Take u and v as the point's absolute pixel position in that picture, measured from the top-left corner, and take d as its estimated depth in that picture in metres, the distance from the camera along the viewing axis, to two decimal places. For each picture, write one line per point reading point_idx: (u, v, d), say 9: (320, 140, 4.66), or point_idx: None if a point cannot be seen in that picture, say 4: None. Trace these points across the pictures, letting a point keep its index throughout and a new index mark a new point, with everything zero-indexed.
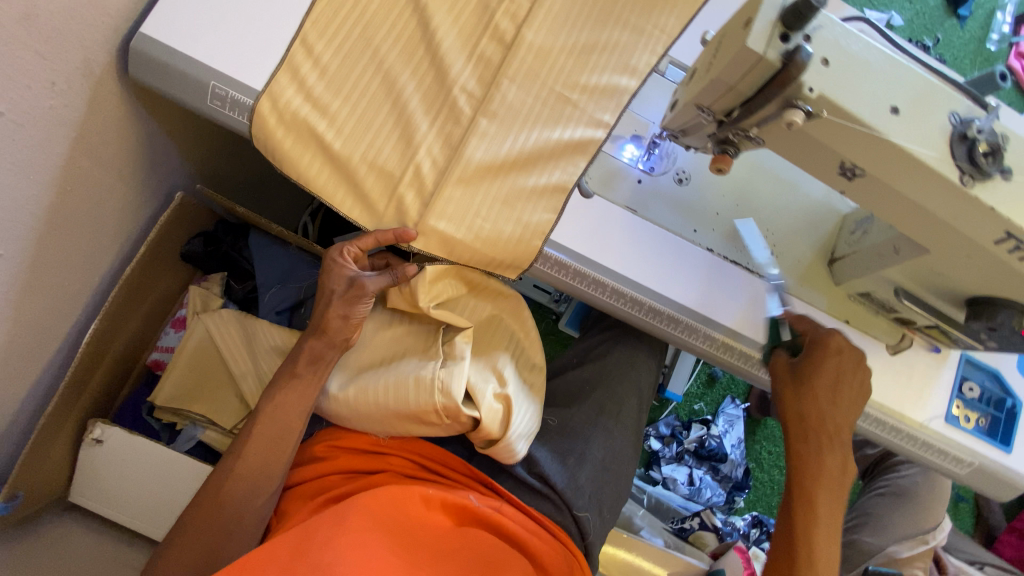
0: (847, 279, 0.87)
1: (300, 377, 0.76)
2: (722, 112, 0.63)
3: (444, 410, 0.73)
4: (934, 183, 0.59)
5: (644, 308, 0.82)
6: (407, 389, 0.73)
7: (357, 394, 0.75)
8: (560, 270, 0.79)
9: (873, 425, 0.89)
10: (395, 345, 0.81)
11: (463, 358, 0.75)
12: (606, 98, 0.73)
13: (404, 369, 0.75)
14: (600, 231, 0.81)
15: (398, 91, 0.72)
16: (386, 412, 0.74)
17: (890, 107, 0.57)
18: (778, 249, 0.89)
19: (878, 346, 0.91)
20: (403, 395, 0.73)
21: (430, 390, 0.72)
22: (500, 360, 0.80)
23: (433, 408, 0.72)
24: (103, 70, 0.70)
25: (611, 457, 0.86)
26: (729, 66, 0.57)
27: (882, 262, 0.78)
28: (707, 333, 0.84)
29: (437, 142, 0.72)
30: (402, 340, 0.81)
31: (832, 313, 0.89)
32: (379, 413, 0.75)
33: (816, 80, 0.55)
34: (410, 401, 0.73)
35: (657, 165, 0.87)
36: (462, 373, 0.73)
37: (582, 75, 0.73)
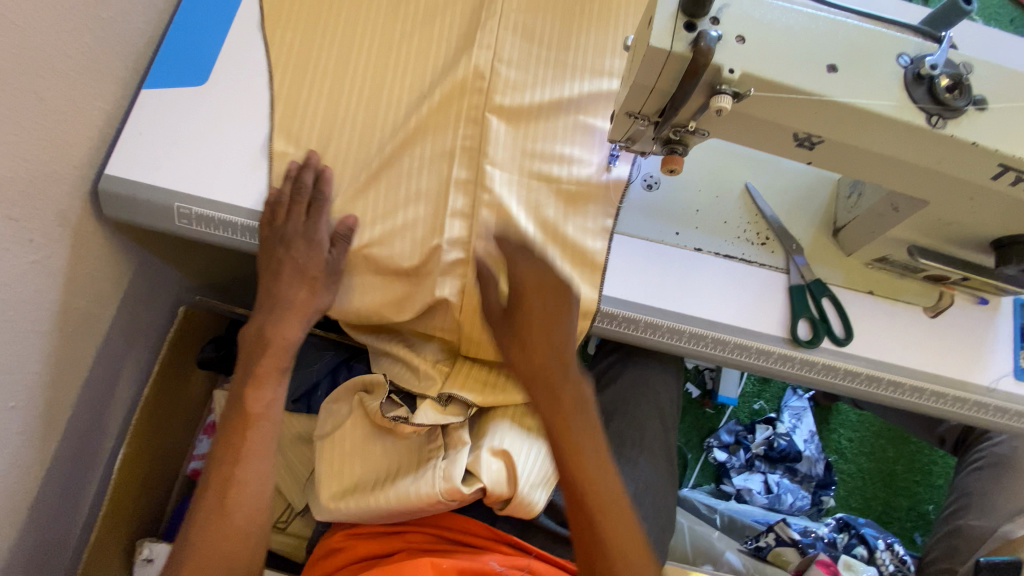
0: (858, 247, 0.79)
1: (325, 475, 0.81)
2: (655, 113, 0.60)
3: (448, 496, 0.74)
4: (901, 131, 0.53)
5: (649, 326, 0.78)
6: (409, 488, 0.75)
7: (358, 506, 0.76)
8: (619, 323, 0.78)
9: (932, 400, 0.80)
10: (386, 461, 0.81)
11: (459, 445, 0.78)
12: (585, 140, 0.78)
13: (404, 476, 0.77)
14: (638, 271, 0.79)
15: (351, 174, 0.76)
16: (393, 512, 0.75)
17: (825, 66, 0.52)
18: (774, 232, 0.82)
19: (916, 310, 0.81)
20: (406, 494, 0.74)
21: (433, 482, 0.74)
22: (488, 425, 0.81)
23: (438, 498, 0.73)
24: (79, 217, 0.76)
25: (645, 490, 0.81)
26: (641, 69, 0.55)
27: (885, 223, 0.71)
28: (716, 338, 0.78)
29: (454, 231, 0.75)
30: (388, 461, 0.81)
31: (851, 287, 0.81)
32: (385, 514, 0.75)
33: (733, 60, 0.52)
34: (413, 495, 0.74)
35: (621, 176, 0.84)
36: (462, 458, 0.76)
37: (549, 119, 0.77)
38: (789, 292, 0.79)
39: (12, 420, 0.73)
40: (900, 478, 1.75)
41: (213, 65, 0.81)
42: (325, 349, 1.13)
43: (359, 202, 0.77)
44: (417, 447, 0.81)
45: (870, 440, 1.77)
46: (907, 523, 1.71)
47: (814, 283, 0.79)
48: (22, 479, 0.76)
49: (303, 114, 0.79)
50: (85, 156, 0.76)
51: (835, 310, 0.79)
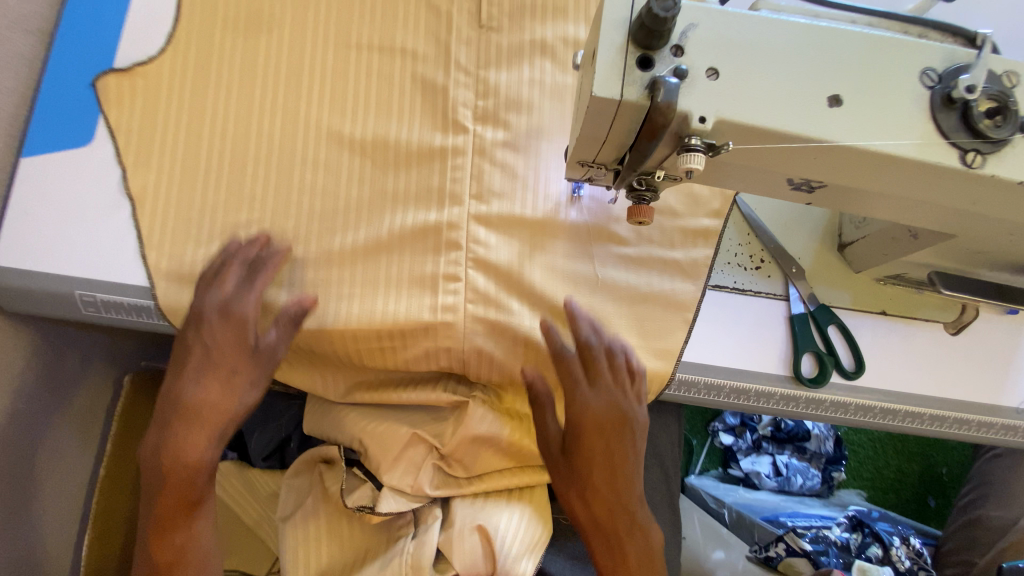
0: (867, 265, 0.68)
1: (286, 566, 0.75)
2: (614, 161, 0.48)
3: None
4: (923, 174, 0.41)
5: (709, 388, 0.69)
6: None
7: None
8: (692, 390, 0.69)
9: (955, 428, 0.71)
10: (355, 540, 0.77)
11: (431, 523, 0.74)
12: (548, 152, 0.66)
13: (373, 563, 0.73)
14: (702, 331, 0.69)
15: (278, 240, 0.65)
16: None
17: (825, 98, 0.40)
18: (771, 252, 0.71)
19: (935, 327, 0.72)
20: None
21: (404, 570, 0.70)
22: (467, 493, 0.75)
23: None
24: None
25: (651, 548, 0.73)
26: (588, 120, 0.43)
27: (901, 249, 0.59)
28: (711, 384, 0.69)
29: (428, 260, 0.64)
30: (358, 540, 0.77)
31: (861, 308, 0.71)
32: None
33: (704, 103, 0.39)
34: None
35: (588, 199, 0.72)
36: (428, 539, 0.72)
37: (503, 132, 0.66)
38: (790, 323, 0.70)
39: None
40: (913, 443, 1.70)
41: (98, 118, 0.69)
42: (293, 397, 1.06)
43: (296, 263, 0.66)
44: (386, 525, 0.77)
45: None
46: (920, 488, 1.68)
47: (818, 312, 0.70)
48: None
49: (210, 171, 0.68)
50: None
51: (842, 339, 0.70)
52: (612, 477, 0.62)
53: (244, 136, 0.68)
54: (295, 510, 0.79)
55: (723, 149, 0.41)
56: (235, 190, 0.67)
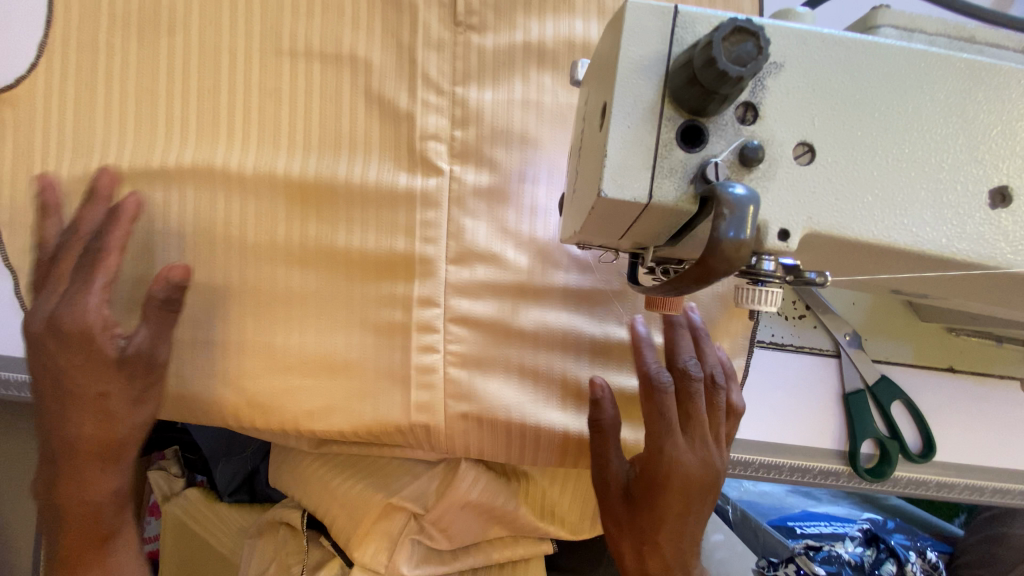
0: (942, 318, 0.54)
1: None
2: (632, 249, 0.32)
3: None
4: None
5: (757, 466, 0.57)
6: None
7: None
8: (741, 467, 0.58)
9: (1020, 499, 0.60)
10: None
11: None
12: (540, 185, 0.51)
13: None
14: (749, 399, 0.57)
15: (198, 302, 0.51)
16: None
17: (984, 191, 0.25)
18: (819, 298, 0.57)
19: (1012, 386, 0.59)
20: None
21: None
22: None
23: None
24: None
25: None
26: (596, 216, 0.27)
27: (1001, 321, 0.45)
28: (739, 459, 0.57)
29: (369, 342, 0.51)
30: None
31: (926, 363, 0.58)
32: None
33: (789, 206, 0.24)
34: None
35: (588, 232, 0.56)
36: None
37: (481, 160, 0.50)
38: (843, 401, 0.57)
39: None
40: None
41: None
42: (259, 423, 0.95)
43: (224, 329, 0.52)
44: None
45: None
46: None
47: (879, 385, 0.57)
48: None
49: None
50: None
51: (908, 416, 0.58)
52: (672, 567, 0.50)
53: (139, 163, 0.51)
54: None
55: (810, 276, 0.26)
56: (136, 234, 0.52)
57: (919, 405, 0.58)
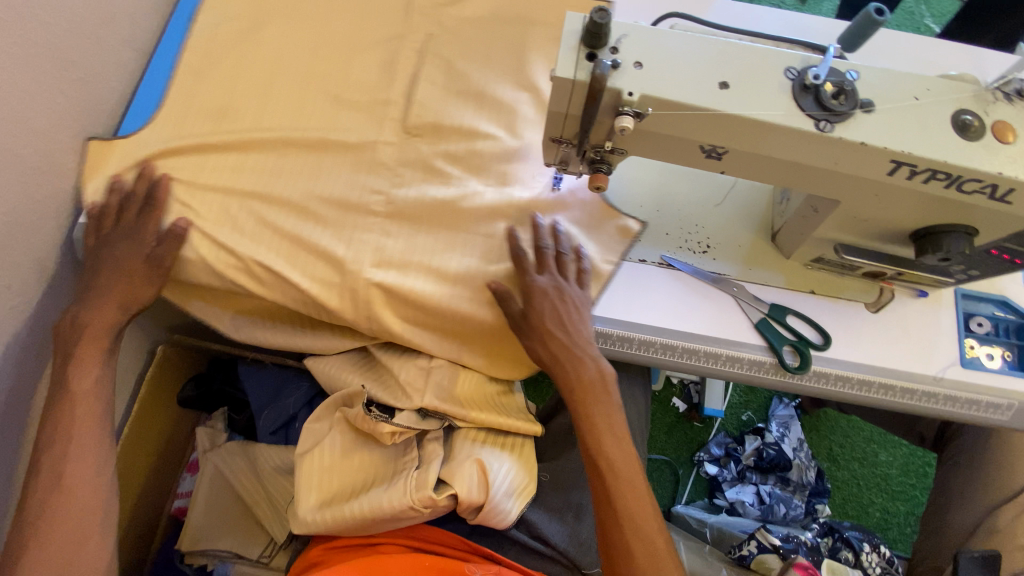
0: (793, 248, 0.82)
1: (302, 484, 0.80)
2: (576, 135, 0.65)
3: (422, 503, 0.74)
4: (791, 138, 0.57)
5: (681, 351, 0.80)
6: (388, 490, 0.75)
7: (333, 515, 0.77)
8: (692, 356, 0.80)
9: (881, 393, 0.81)
10: (363, 474, 0.82)
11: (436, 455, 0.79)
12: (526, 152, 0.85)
13: (377, 491, 0.77)
14: (680, 303, 0.82)
15: (262, 206, 0.81)
16: (366, 518, 0.75)
17: (719, 83, 0.57)
18: (714, 240, 0.86)
19: (857, 306, 0.85)
20: (381, 498, 0.75)
21: (407, 488, 0.75)
22: (477, 443, 0.82)
23: (410, 506, 0.74)
24: (55, 264, 0.83)
25: None
26: (554, 97, 0.60)
27: (810, 224, 0.74)
28: (622, 335, 0.81)
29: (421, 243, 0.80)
30: (366, 469, 0.82)
31: (792, 286, 0.85)
32: (362, 524, 0.76)
33: (632, 84, 0.57)
34: (385, 502, 0.75)
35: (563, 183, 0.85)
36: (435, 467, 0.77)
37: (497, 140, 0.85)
38: (740, 307, 0.82)
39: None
40: (896, 481, 1.72)
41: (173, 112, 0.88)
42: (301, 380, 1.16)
43: (319, 222, 0.80)
44: (394, 457, 0.83)
45: (862, 445, 1.75)
46: (907, 528, 1.68)
47: (770, 309, 0.82)
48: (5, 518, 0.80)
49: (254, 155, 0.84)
50: (59, 205, 0.82)
51: (801, 322, 0.82)
52: (556, 355, 0.75)
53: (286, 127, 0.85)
54: (312, 447, 0.84)
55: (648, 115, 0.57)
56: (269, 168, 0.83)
57: (796, 313, 0.83)
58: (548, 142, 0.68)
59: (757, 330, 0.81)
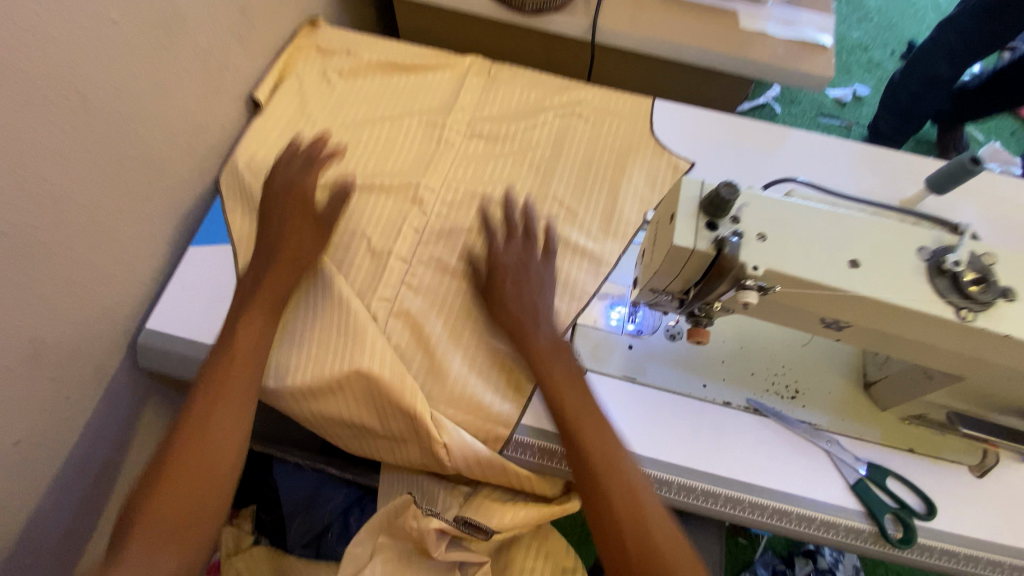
0: (891, 403, 0.77)
1: None
2: (680, 292, 0.62)
3: None
4: (925, 322, 0.54)
5: (772, 512, 0.74)
6: None
7: None
8: (784, 518, 0.74)
9: (990, 570, 0.74)
10: None
11: None
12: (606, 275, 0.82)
13: None
14: (770, 456, 0.76)
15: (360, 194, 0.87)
16: None
17: (847, 261, 0.54)
18: (803, 384, 0.81)
19: (960, 469, 0.78)
20: None
21: None
22: None
23: None
24: (115, 368, 0.80)
25: None
26: (667, 261, 0.57)
27: (920, 387, 0.70)
28: (706, 490, 0.75)
29: (499, 376, 0.78)
30: None
31: (890, 443, 0.78)
32: None
33: (757, 256, 0.54)
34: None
35: (645, 326, 0.85)
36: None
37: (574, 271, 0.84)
38: (836, 466, 0.76)
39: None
40: None
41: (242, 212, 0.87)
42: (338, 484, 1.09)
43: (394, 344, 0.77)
44: None
45: None
46: None
47: (870, 471, 0.75)
48: None
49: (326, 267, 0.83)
50: (133, 308, 0.81)
51: (904, 487, 0.75)
52: None
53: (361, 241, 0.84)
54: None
55: (773, 290, 0.54)
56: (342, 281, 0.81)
57: (896, 474, 0.76)
58: (647, 290, 0.66)
59: (854, 493, 0.74)
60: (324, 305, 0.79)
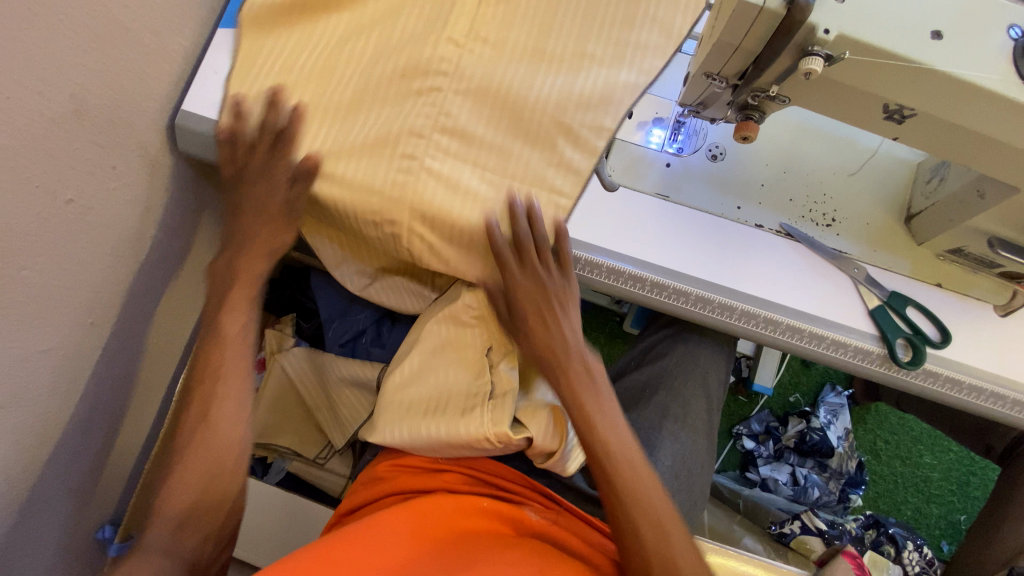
0: (930, 235, 0.75)
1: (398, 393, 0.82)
2: (735, 75, 0.59)
3: (497, 438, 0.75)
4: (996, 106, 0.50)
5: (784, 328, 0.76)
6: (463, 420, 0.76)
7: (411, 432, 0.78)
8: (796, 335, 0.76)
9: (991, 402, 0.76)
10: (441, 389, 0.81)
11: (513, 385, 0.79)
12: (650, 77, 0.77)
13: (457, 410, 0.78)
14: (791, 277, 0.77)
15: None
16: (446, 440, 0.77)
17: (930, 33, 0.49)
18: (841, 213, 0.79)
19: (985, 307, 0.78)
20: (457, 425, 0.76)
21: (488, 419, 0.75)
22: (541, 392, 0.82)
23: (486, 438, 0.75)
24: (156, 149, 0.82)
25: (688, 459, 0.86)
26: (730, 28, 0.53)
27: (968, 210, 0.68)
28: (723, 304, 0.77)
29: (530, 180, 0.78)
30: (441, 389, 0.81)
31: (919, 277, 0.78)
32: (439, 445, 0.78)
33: (831, 19, 0.49)
34: (463, 431, 0.75)
35: (686, 144, 0.82)
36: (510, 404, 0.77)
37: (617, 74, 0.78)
38: (858, 291, 0.77)
39: (92, 333, 0.82)
40: (935, 485, 1.69)
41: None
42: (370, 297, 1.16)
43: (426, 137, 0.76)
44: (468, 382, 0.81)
45: (908, 445, 1.70)
46: (935, 531, 1.66)
47: (892, 299, 0.76)
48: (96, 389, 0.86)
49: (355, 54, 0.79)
50: (166, 87, 0.79)
51: (922, 316, 0.76)
52: None
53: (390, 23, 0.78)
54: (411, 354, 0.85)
55: (841, 59, 0.50)
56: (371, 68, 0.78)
57: (918, 305, 0.76)
58: (703, 75, 0.62)
59: (870, 317, 0.76)
60: (359, 95, 0.78)
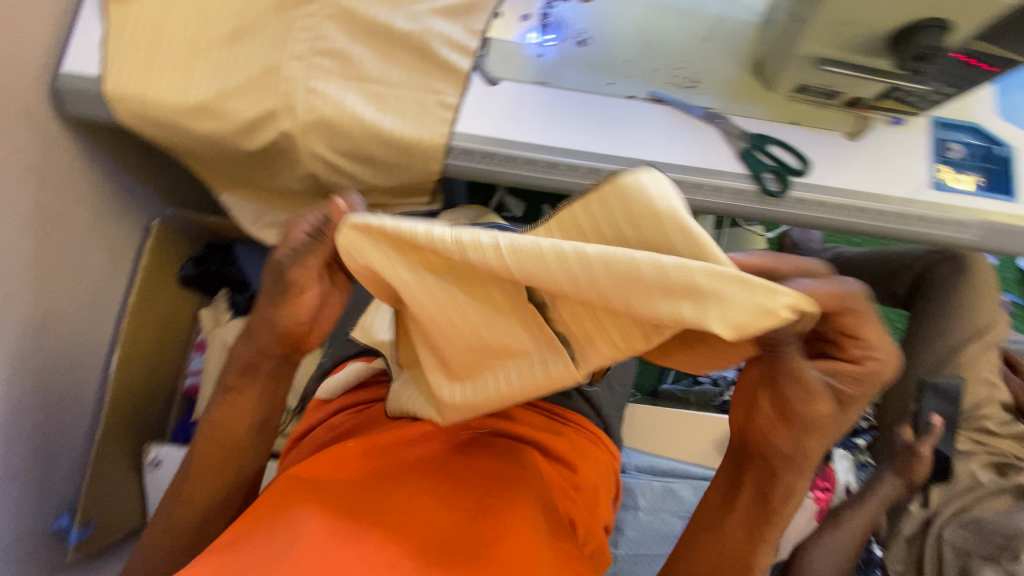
0: (777, 77, 0.84)
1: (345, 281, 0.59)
2: None
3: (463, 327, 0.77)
4: None
5: (668, 183, 0.84)
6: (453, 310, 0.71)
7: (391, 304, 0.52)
8: (680, 187, 0.84)
9: (856, 216, 0.85)
10: None
11: None
12: None
13: None
14: (666, 136, 0.85)
15: None
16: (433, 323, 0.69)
17: None
18: (701, 75, 0.87)
19: (837, 134, 0.87)
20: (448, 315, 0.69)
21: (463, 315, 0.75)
22: None
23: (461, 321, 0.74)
24: (42, 114, 0.82)
25: None
26: None
27: (795, 39, 0.77)
28: (610, 171, 0.83)
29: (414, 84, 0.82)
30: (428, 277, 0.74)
31: (776, 118, 0.87)
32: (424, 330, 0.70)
33: None
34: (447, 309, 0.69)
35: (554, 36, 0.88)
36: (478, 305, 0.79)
37: None
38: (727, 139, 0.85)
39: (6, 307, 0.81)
40: None
41: None
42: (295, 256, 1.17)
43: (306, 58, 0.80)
44: None
45: None
46: None
47: (755, 139, 0.85)
48: (23, 368, 0.85)
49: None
50: (41, 49, 0.80)
51: (783, 151, 0.85)
52: None
53: None
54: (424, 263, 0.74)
55: None
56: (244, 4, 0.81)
57: (780, 141, 0.85)
58: None
59: (740, 159, 0.84)
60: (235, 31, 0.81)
